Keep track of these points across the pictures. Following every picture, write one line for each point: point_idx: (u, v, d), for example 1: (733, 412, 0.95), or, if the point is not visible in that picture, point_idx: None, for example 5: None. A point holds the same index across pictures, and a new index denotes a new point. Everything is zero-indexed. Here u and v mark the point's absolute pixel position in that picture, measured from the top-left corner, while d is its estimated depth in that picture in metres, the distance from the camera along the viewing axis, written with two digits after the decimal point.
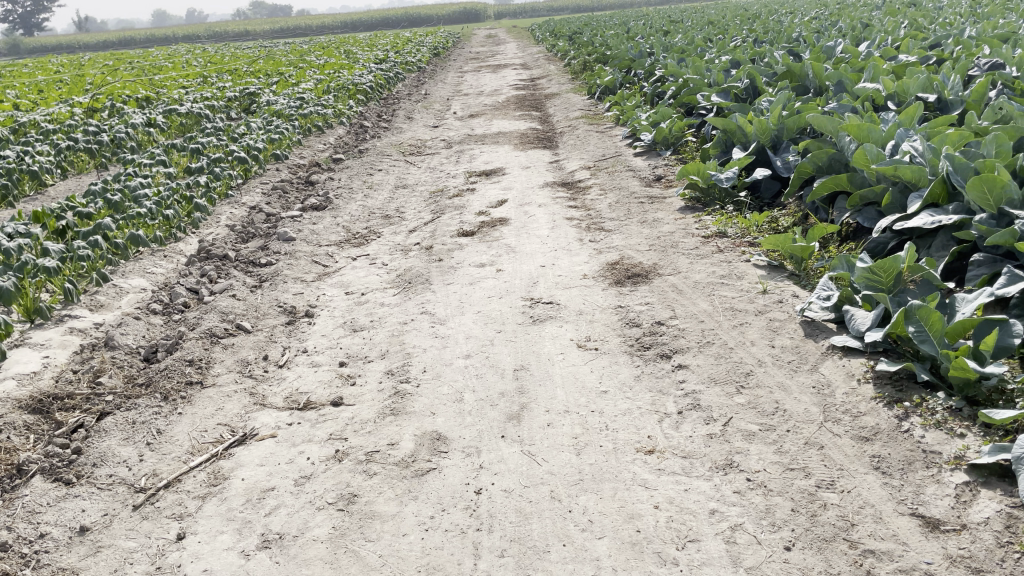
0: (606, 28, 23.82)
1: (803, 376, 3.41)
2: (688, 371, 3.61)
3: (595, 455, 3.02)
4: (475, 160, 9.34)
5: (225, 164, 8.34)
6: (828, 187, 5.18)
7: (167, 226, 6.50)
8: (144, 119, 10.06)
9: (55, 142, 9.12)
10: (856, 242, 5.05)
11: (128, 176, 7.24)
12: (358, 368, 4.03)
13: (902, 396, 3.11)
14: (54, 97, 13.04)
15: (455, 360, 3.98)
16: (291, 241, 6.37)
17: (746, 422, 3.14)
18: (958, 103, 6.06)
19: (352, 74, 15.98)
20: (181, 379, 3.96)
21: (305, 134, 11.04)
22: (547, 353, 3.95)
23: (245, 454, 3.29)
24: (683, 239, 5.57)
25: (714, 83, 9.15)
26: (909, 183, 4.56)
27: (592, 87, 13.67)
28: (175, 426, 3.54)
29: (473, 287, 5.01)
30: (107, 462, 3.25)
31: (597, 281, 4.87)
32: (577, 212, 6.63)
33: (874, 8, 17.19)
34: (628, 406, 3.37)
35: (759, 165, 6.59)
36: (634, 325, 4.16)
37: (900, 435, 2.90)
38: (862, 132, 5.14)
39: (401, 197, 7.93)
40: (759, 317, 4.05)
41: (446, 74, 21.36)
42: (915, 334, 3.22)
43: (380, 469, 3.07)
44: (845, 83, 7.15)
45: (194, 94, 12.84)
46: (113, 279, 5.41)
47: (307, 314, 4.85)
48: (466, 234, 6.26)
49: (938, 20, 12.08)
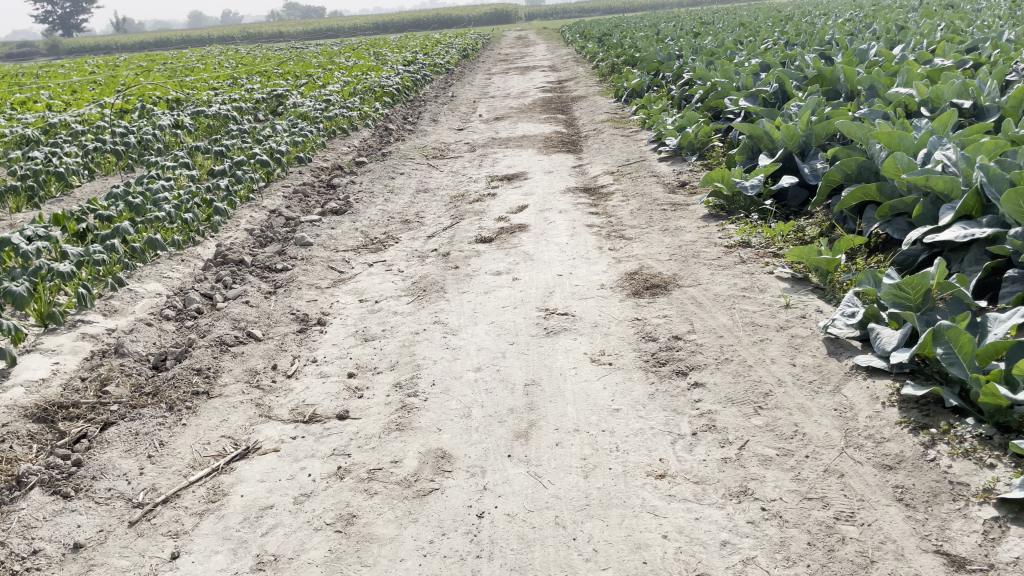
0: (635, 30, 23.62)
1: (825, 398, 3.26)
2: (704, 390, 3.48)
3: (604, 478, 2.91)
4: (498, 164, 9.25)
5: (247, 166, 8.32)
6: (856, 197, 5.01)
7: (186, 230, 6.48)
8: (171, 120, 10.11)
9: (82, 143, 9.18)
10: (885, 254, 4.87)
11: (150, 179, 7.24)
12: (366, 380, 3.95)
13: (929, 421, 2.96)
14: (85, 98, 13.17)
15: (465, 373, 3.88)
16: (308, 246, 6.31)
17: (762, 446, 3.00)
18: (995, 110, 5.84)
19: (379, 76, 15.96)
20: (187, 389, 3.90)
21: (329, 136, 11.03)
22: (560, 367, 3.83)
23: (246, 469, 3.22)
24: (705, 249, 5.42)
25: (742, 87, 8.97)
26: (942, 194, 4.38)
27: (619, 90, 13.51)
28: (178, 438, 3.49)
29: (487, 297, 4.91)
30: (107, 475, 3.20)
31: (614, 291, 4.76)
32: (598, 218, 6.51)
33: (910, 10, 16.80)
34: (640, 426, 3.25)
35: (786, 172, 6.42)
36: (650, 339, 4.03)
37: (926, 464, 2.75)
38: (892, 140, 4.97)
39: (422, 202, 7.86)
40: (781, 333, 3.90)
41: (474, 76, 21.32)
42: (943, 356, 3.06)
43: (382, 489, 2.98)
44: (877, 87, 6.95)
45: (221, 95, 12.90)
46: (128, 284, 5.39)
47: (319, 322, 4.78)
48: (485, 241, 6.17)
49: (975, 24, 11.76)
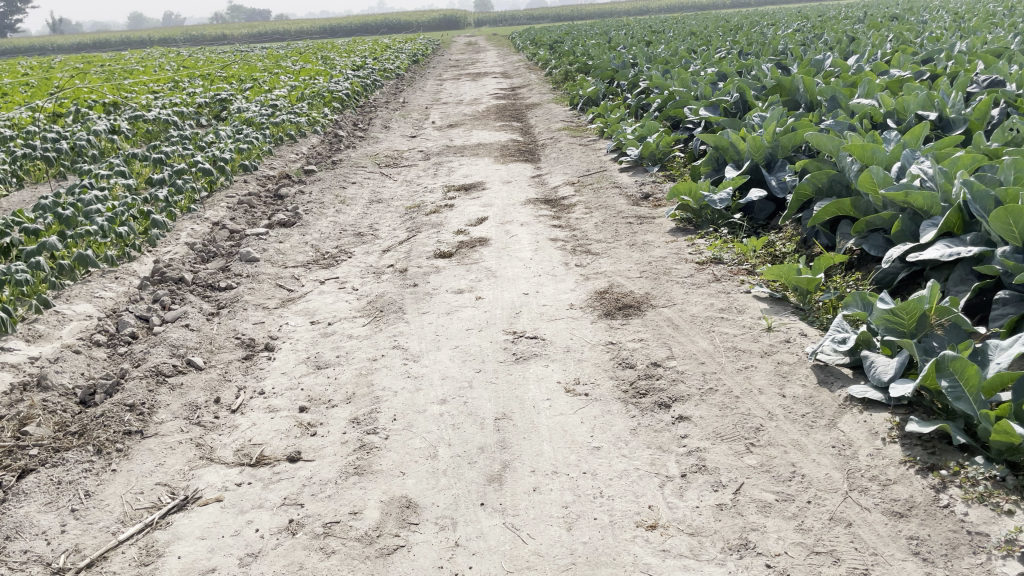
0: (586, 37, 23.52)
1: (821, 434, 3.03)
2: (690, 424, 3.22)
3: (590, 531, 2.62)
4: (454, 173, 8.94)
5: (188, 175, 7.85)
6: (830, 212, 4.83)
7: (120, 244, 6.01)
8: (107, 126, 9.56)
9: (10, 150, 8.59)
10: (862, 271, 4.70)
11: (83, 188, 6.75)
12: (320, 415, 3.60)
13: (936, 461, 2.75)
14: (15, 101, 12.45)
15: (428, 406, 3.56)
16: (255, 262, 5.91)
17: (759, 490, 2.75)
18: (961, 122, 5.73)
19: (328, 81, 15.56)
20: (118, 429, 3.50)
21: (277, 144, 10.59)
22: (532, 400, 3.54)
23: (184, 524, 2.86)
24: (676, 266, 5.19)
25: (701, 96, 8.81)
26: (921, 210, 4.21)
27: (574, 99, 13.32)
28: (107, 486, 3.10)
29: (450, 318, 4.60)
30: (22, 535, 2.81)
31: (585, 312, 4.49)
32: (562, 232, 6.25)
33: (857, 21, 16.96)
34: (624, 466, 2.98)
35: (752, 185, 6.24)
36: (628, 366, 3.77)
37: (939, 511, 2.53)
38: (865, 153, 4.79)
39: (375, 213, 7.50)
40: (766, 360, 3.67)
41: (426, 82, 21.01)
42: (948, 389, 2.85)
43: (340, 547, 2.65)
44: (838, 98, 6.81)
45: (163, 99, 12.34)
46: (56, 305, 4.93)
47: (266, 347, 4.41)
48: (444, 256, 5.85)
49: (925, 35, 11.88)
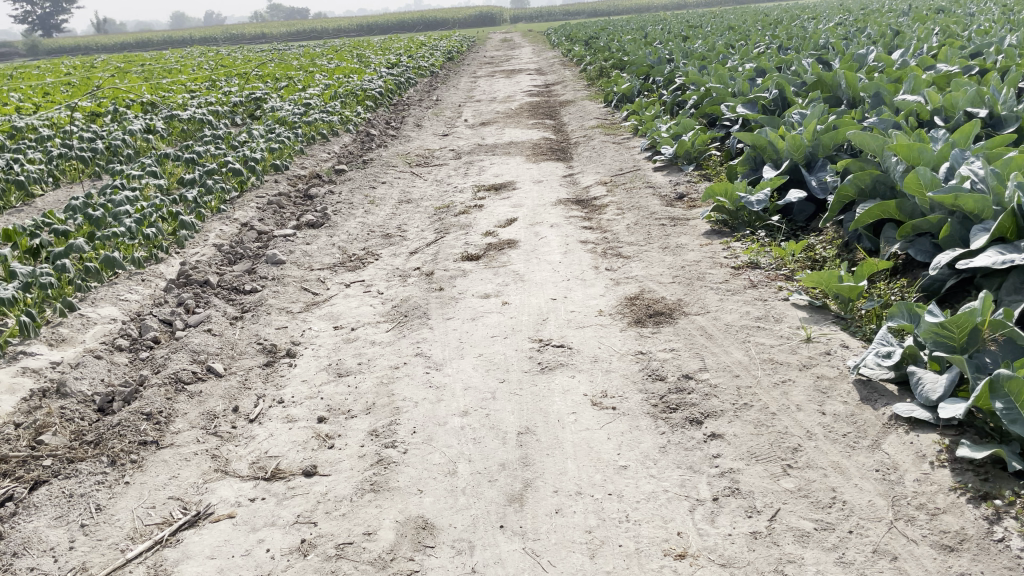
0: (621, 33, 23.25)
1: (863, 456, 2.85)
2: (722, 443, 3.05)
3: (614, 559, 2.47)
4: (484, 173, 8.81)
5: (218, 175, 7.82)
6: (873, 215, 4.60)
7: (149, 246, 5.98)
8: (142, 125, 9.59)
9: (46, 149, 8.64)
10: (908, 278, 4.47)
11: (113, 189, 6.75)
12: (338, 426, 3.49)
13: (991, 490, 2.55)
14: (56, 101, 12.59)
15: (450, 419, 3.43)
16: (281, 264, 5.85)
17: (796, 517, 2.58)
18: (1013, 119, 5.44)
19: (362, 79, 15.54)
20: (134, 439, 3.44)
21: (308, 142, 10.56)
22: (557, 413, 3.39)
23: (194, 542, 2.77)
24: (711, 270, 5.00)
25: (738, 93, 8.57)
26: (971, 214, 3.97)
27: (609, 95, 13.11)
28: (119, 500, 3.03)
29: (475, 324, 4.47)
30: (31, 551, 2.74)
31: (614, 319, 4.34)
32: (593, 234, 6.09)
33: (901, 14, 16.47)
34: (652, 488, 2.82)
35: (791, 186, 6.01)
36: (658, 379, 3.60)
37: (993, 546, 2.34)
38: (911, 153, 4.56)
39: (404, 214, 7.41)
40: (804, 373, 3.48)
41: (460, 79, 20.96)
42: (1003, 412, 2.64)
43: (352, 571, 2.54)
44: (883, 94, 6.53)
45: (198, 98, 12.38)
46: (81, 309, 4.90)
47: (288, 353, 4.33)
48: (471, 258, 5.72)
49: (972, 27, 11.47)
